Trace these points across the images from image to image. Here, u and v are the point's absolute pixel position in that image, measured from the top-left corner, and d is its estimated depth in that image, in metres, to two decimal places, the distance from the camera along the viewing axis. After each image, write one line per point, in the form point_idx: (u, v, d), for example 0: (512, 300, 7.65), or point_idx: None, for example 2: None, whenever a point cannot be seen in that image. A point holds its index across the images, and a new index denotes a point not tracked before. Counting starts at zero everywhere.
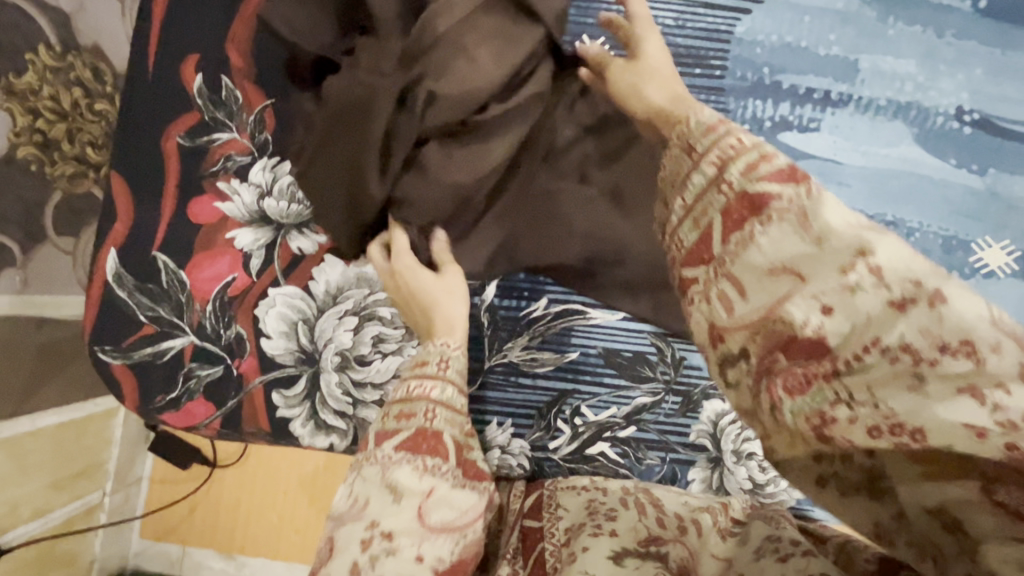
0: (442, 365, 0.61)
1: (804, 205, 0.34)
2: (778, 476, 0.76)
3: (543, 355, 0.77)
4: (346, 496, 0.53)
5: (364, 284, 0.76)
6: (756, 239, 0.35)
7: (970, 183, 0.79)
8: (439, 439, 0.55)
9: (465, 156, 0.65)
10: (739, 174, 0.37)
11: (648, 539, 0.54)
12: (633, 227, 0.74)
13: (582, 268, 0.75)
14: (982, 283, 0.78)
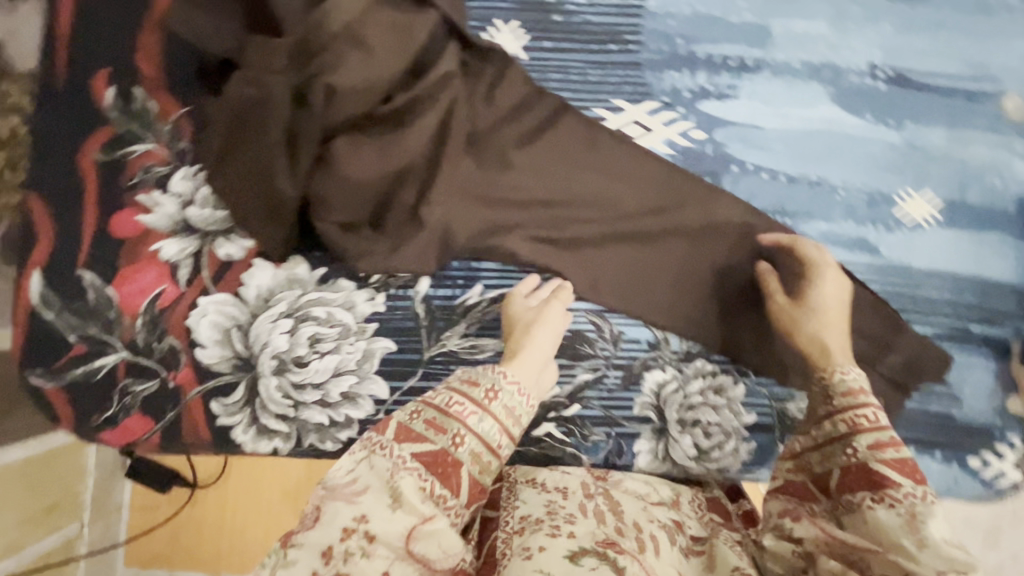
0: (489, 395, 0.58)
1: (915, 503, 0.51)
2: (722, 440, 0.78)
3: (482, 341, 0.77)
4: (347, 471, 0.52)
5: (296, 285, 0.75)
6: (871, 509, 0.53)
7: (888, 137, 0.80)
8: (456, 469, 0.53)
9: (377, 149, 0.66)
10: (865, 447, 0.56)
11: (604, 542, 0.54)
12: (579, 200, 0.77)
13: (533, 247, 0.77)
14: (909, 235, 0.80)
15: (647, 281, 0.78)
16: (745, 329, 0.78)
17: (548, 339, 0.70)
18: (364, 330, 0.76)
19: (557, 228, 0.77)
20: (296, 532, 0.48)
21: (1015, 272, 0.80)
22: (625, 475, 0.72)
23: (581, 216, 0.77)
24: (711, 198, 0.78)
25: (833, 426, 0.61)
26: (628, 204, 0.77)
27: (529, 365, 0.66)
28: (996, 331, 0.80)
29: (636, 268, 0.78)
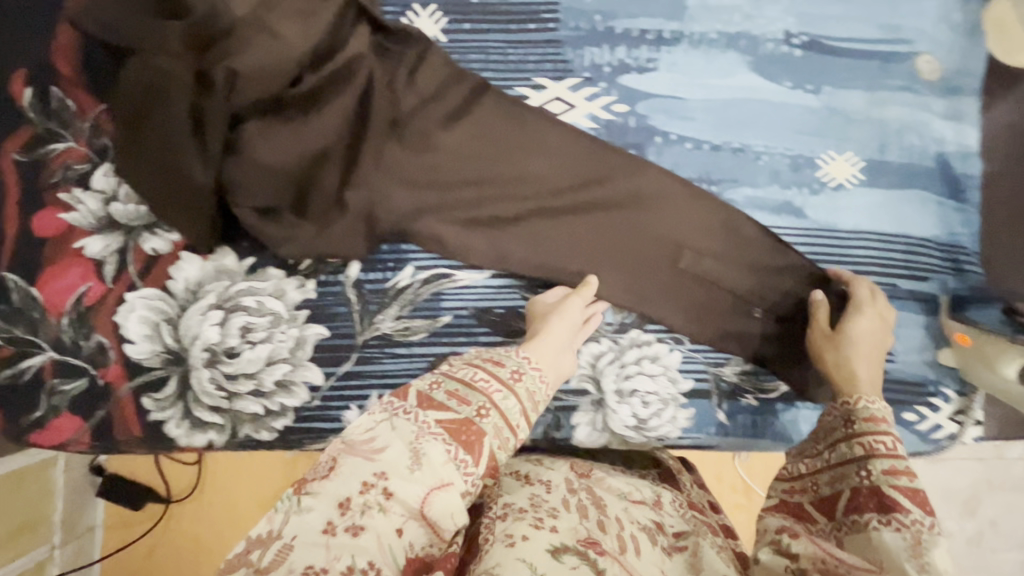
0: (514, 376, 0.58)
1: (922, 532, 0.50)
2: (660, 408, 0.78)
3: (416, 323, 0.77)
4: (367, 429, 0.49)
5: (225, 276, 0.75)
6: (878, 531, 0.52)
7: (808, 102, 0.81)
8: (479, 437, 0.51)
9: (290, 130, 0.67)
10: (881, 471, 0.57)
11: (586, 541, 0.49)
12: (507, 181, 0.77)
13: (464, 230, 0.76)
14: (833, 195, 0.81)
15: (580, 256, 0.78)
16: (678, 299, 0.78)
17: (564, 329, 0.70)
18: (296, 317, 0.76)
19: (488, 208, 0.77)
20: (308, 480, 0.46)
21: (938, 227, 0.82)
22: (606, 473, 0.65)
23: (510, 197, 0.77)
24: (639, 169, 0.78)
25: (851, 447, 0.61)
26: (558, 182, 0.77)
27: (546, 346, 0.66)
28: (924, 285, 0.81)
29: (568, 245, 0.78)
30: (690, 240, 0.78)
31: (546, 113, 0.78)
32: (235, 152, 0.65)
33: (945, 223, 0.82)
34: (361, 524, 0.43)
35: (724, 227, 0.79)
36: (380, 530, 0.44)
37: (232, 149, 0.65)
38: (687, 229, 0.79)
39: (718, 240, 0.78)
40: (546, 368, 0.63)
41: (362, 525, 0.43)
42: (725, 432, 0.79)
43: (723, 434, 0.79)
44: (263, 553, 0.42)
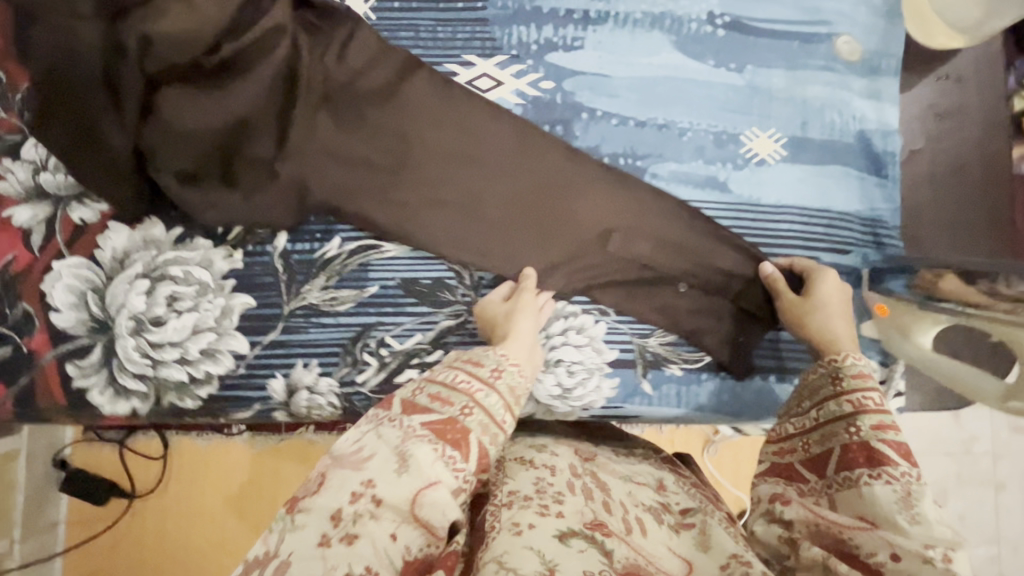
0: (494, 374, 0.59)
1: (910, 483, 0.54)
2: (585, 378, 0.79)
3: (343, 293, 0.78)
4: (353, 440, 0.49)
5: (152, 245, 0.76)
6: (869, 485, 0.55)
7: (730, 80, 0.84)
8: (465, 435, 0.52)
9: (209, 99, 0.69)
10: (869, 427, 0.60)
11: (593, 523, 0.52)
12: (437, 160, 0.78)
13: (393, 207, 0.78)
14: (756, 171, 0.83)
15: (507, 237, 0.80)
16: (601, 272, 0.81)
17: (531, 326, 0.72)
18: (223, 287, 0.76)
19: (418, 187, 0.78)
20: (301, 497, 0.46)
21: (859, 202, 0.84)
22: (609, 458, 0.70)
23: (440, 175, 0.79)
24: (566, 152, 0.81)
25: (837, 405, 0.64)
26: (487, 163, 0.79)
27: (520, 345, 0.68)
28: (845, 258, 0.83)
29: (495, 226, 0.80)
30: (615, 221, 0.81)
31: (480, 97, 0.80)
32: (153, 119, 0.67)
33: (866, 198, 0.84)
34: (355, 532, 0.44)
35: (645, 204, 0.81)
36: (376, 536, 0.44)
37: (150, 116, 0.67)
38: (612, 212, 0.81)
39: (641, 220, 0.81)
40: (520, 361, 0.64)
41: (357, 533, 0.43)
42: (649, 401, 0.80)
43: (647, 404, 0.80)
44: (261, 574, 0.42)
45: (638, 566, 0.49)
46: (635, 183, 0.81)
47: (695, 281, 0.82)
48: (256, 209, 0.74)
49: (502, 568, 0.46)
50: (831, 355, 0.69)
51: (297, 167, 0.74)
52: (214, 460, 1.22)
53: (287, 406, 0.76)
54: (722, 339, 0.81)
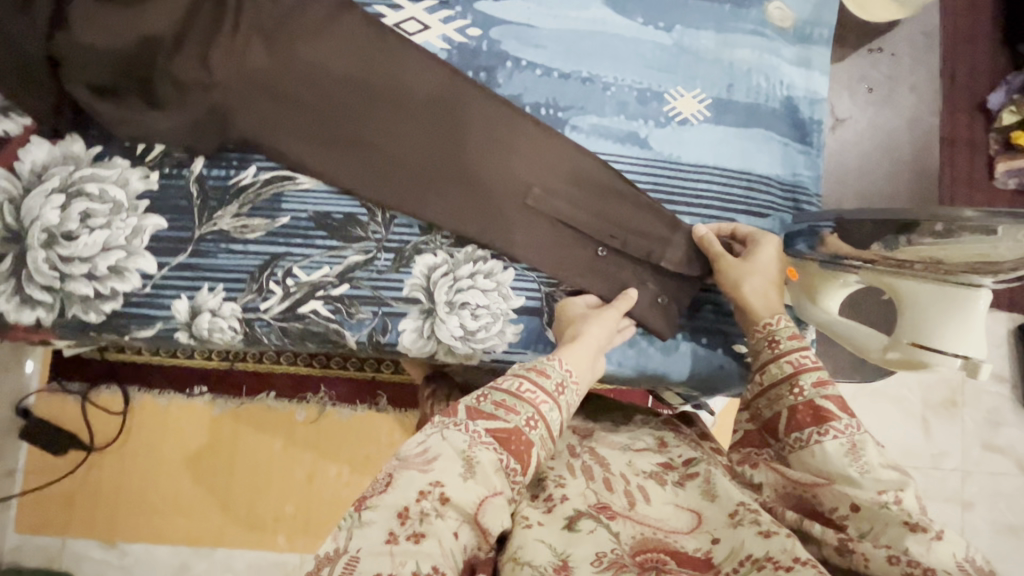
0: (558, 388, 0.61)
1: (852, 433, 0.58)
2: (489, 322, 0.79)
3: (254, 221, 0.79)
4: (417, 442, 0.54)
5: (71, 161, 0.78)
6: (820, 444, 0.58)
7: (658, 38, 0.84)
8: (529, 448, 0.56)
9: (120, 13, 0.71)
10: (811, 386, 0.62)
11: (597, 506, 0.59)
12: (365, 103, 0.79)
13: (317, 146, 0.78)
14: (678, 130, 0.83)
15: (428, 184, 0.79)
16: (517, 222, 0.80)
17: (602, 334, 0.72)
18: (136, 207, 0.78)
19: (343, 126, 0.78)
20: (368, 496, 0.50)
21: (781, 167, 0.84)
22: (608, 433, 0.77)
23: (366, 117, 0.79)
24: (494, 105, 0.81)
25: (778, 367, 0.65)
26: (416, 108, 0.79)
27: (581, 352, 0.68)
28: (763, 222, 0.82)
29: (416, 172, 0.79)
30: (537, 177, 0.80)
31: (411, 42, 0.81)
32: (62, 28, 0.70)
33: (789, 163, 0.84)
34: (422, 531, 0.48)
35: (568, 162, 0.81)
36: (441, 534, 0.48)
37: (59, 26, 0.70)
38: (540, 169, 0.80)
39: (564, 178, 0.81)
40: (582, 377, 0.65)
41: (426, 531, 0.48)
42: (551, 349, 0.80)
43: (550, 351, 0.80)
44: (332, 569, 0.46)
45: (645, 542, 0.55)
46: (558, 137, 0.81)
47: (612, 244, 0.80)
48: (180, 134, 0.75)
49: (518, 564, 0.52)
50: (766, 320, 0.70)
51: (224, 98, 0.75)
52: (173, 419, 1.32)
53: (189, 327, 0.77)
54: (646, 301, 0.80)
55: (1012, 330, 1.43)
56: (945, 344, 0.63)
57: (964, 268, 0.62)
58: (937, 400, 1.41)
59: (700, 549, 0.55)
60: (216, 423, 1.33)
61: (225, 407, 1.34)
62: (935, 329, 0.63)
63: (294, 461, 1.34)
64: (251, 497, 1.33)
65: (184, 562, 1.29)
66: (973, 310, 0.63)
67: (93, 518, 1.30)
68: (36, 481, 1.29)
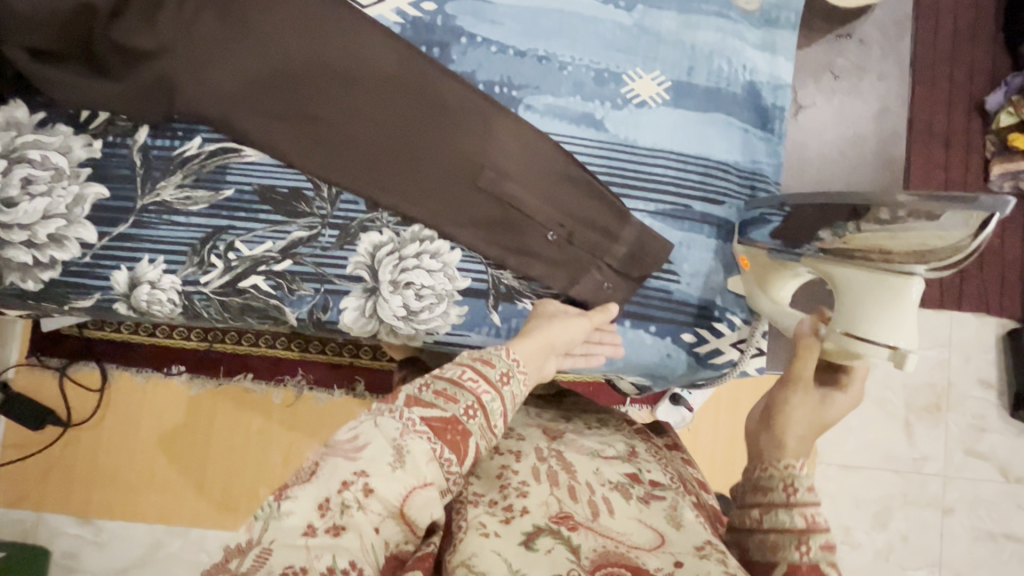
0: (503, 378, 0.59)
1: None
2: (433, 303, 0.78)
3: (197, 193, 0.78)
4: (349, 428, 0.52)
5: (13, 128, 0.77)
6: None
7: (618, 18, 0.82)
8: (465, 438, 0.54)
9: None
10: (819, 548, 0.49)
11: (558, 517, 0.57)
12: (317, 78, 0.77)
13: (266, 121, 0.77)
14: (636, 113, 0.81)
15: (379, 166, 0.78)
16: (466, 203, 0.78)
17: (561, 336, 0.69)
18: (78, 174, 0.77)
19: (294, 101, 0.77)
20: (290, 485, 0.49)
21: (740, 153, 0.81)
22: (579, 436, 0.74)
23: (317, 93, 0.78)
24: (449, 83, 0.79)
25: (786, 513, 0.50)
26: (369, 86, 0.78)
27: (534, 346, 0.66)
28: (719, 210, 0.80)
29: (366, 151, 0.78)
30: (491, 157, 0.78)
31: (364, 15, 0.79)
32: None
33: (748, 150, 0.82)
34: (342, 524, 0.47)
35: (523, 143, 0.79)
36: (362, 529, 0.48)
37: None
38: (495, 151, 0.79)
39: (518, 160, 0.79)
40: (529, 369, 0.63)
41: (345, 524, 0.47)
42: (495, 333, 0.79)
43: (494, 335, 0.79)
44: (242, 561, 0.45)
45: (606, 555, 0.54)
46: (512, 116, 0.79)
47: (562, 232, 0.78)
48: (125, 105, 0.74)
49: (470, 571, 0.52)
50: (785, 459, 0.53)
51: (170, 66, 0.74)
52: (150, 398, 1.32)
53: (128, 299, 0.76)
54: (589, 288, 0.79)
55: (1001, 335, 1.40)
56: (878, 335, 0.61)
57: (908, 255, 0.60)
58: (921, 405, 1.37)
59: (661, 568, 0.53)
60: (193, 403, 1.33)
61: (202, 387, 1.33)
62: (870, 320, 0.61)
63: (271, 441, 1.33)
64: (227, 477, 1.32)
65: (158, 540, 1.29)
66: (907, 299, 0.61)
67: (68, 494, 1.30)
68: (11, 455, 1.30)
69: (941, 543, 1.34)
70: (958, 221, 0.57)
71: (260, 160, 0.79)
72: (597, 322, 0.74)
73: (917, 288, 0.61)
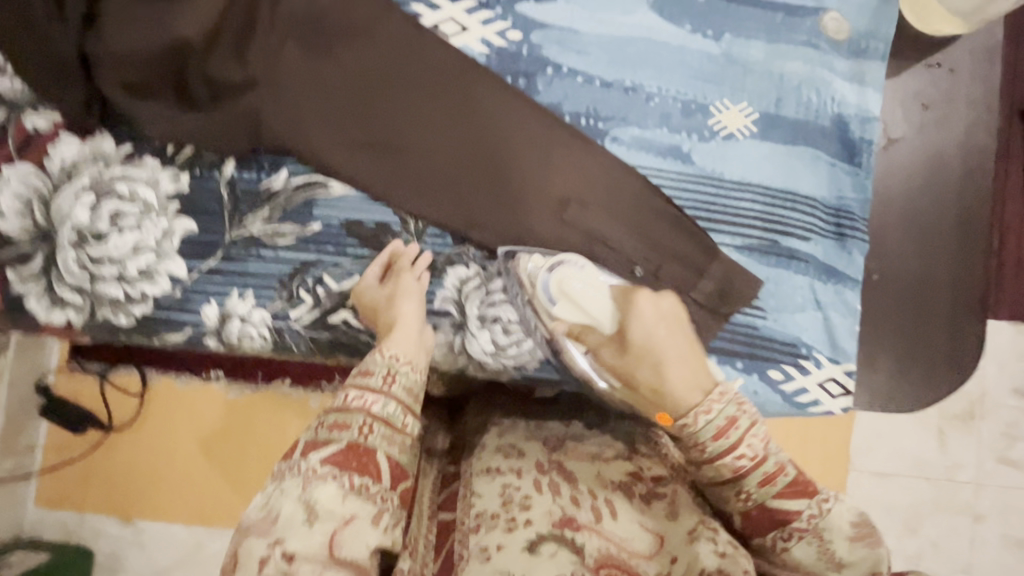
0: (387, 379, 0.59)
1: (817, 523, 0.50)
2: (521, 338, 0.78)
3: (285, 227, 0.77)
4: (260, 506, 0.51)
5: (101, 161, 0.76)
6: (787, 550, 0.51)
7: (706, 47, 0.81)
8: (370, 457, 0.53)
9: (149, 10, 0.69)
10: (756, 487, 0.52)
11: (562, 522, 0.55)
12: (400, 106, 0.76)
13: (349, 151, 0.76)
14: (722, 145, 0.80)
15: (462, 193, 0.77)
16: (552, 237, 0.77)
17: (415, 309, 0.71)
18: (167, 209, 0.76)
19: (376, 130, 0.76)
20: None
21: (827, 189, 0.80)
22: (578, 441, 0.68)
23: (399, 120, 0.76)
24: (531, 113, 0.78)
25: (715, 472, 0.53)
26: (450, 114, 0.77)
27: (402, 337, 0.66)
28: (806, 245, 0.80)
29: (448, 180, 0.77)
30: (575, 190, 0.78)
31: (448, 43, 0.78)
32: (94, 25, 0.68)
33: (834, 185, 0.81)
34: None
35: (608, 176, 0.78)
36: None
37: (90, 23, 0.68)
38: (580, 183, 0.78)
39: (604, 193, 0.78)
40: (410, 358, 0.63)
41: None
42: None
43: None
44: None
45: (608, 557, 0.53)
46: (596, 148, 0.78)
47: (648, 265, 0.78)
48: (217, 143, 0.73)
49: None
50: (682, 418, 0.56)
51: (261, 100, 0.73)
52: (192, 400, 1.19)
53: (219, 333, 0.76)
54: None
55: None
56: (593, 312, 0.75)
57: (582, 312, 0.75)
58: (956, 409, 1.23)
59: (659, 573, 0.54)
60: (233, 406, 1.19)
61: (240, 391, 1.19)
62: (586, 313, 0.75)
63: None
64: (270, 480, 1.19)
65: (198, 542, 1.18)
66: (554, 286, 0.75)
67: (112, 495, 1.19)
68: (55, 459, 1.19)
69: (972, 551, 1.17)
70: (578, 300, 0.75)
71: (346, 194, 0.79)
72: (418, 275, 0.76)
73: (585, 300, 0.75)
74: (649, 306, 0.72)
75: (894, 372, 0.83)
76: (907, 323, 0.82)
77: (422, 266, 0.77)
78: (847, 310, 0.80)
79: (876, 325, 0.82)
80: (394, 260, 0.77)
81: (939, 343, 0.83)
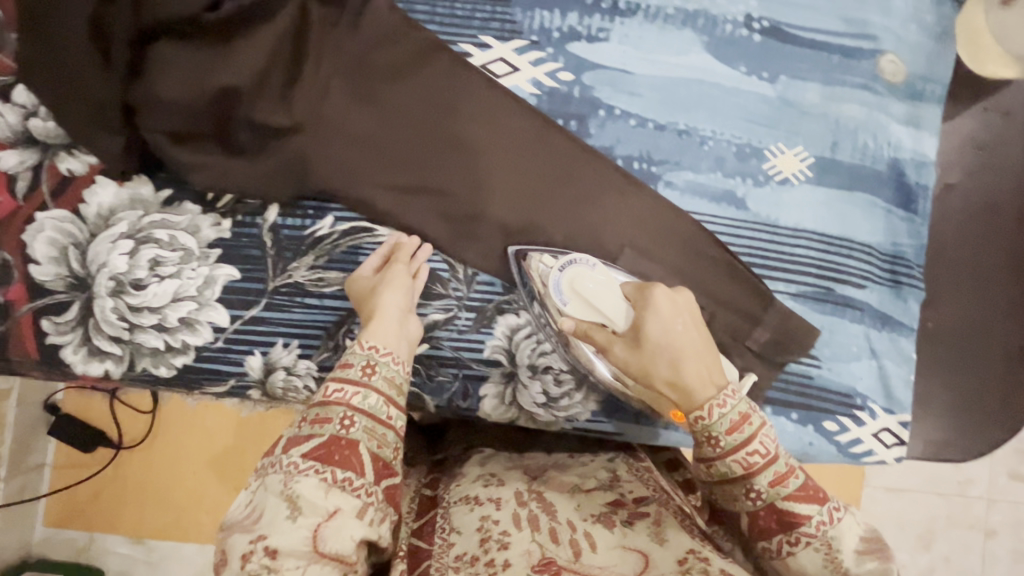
0: (366, 371, 0.53)
1: (827, 532, 0.48)
2: (572, 389, 0.76)
3: (330, 275, 0.75)
4: (245, 504, 0.47)
5: (139, 205, 0.74)
6: (793, 555, 0.49)
7: (761, 90, 0.79)
8: (354, 450, 0.48)
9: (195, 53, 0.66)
10: (767, 485, 0.50)
11: (541, 565, 0.46)
12: (448, 151, 0.74)
13: (397, 198, 0.74)
14: (778, 190, 0.78)
15: (513, 241, 0.75)
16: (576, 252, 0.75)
17: (397, 299, 0.66)
18: (207, 256, 0.74)
19: (424, 175, 0.73)
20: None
21: (882, 235, 0.79)
22: (559, 472, 0.66)
23: (448, 166, 0.74)
24: (583, 157, 0.76)
25: (726, 466, 0.52)
26: (499, 160, 0.74)
27: (388, 323, 0.61)
28: (861, 292, 0.78)
29: (498, 227, 0.75)
30: (629, 236, 0.76)
31: (499, 85, 0.76)
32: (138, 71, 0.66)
33: (889, 231, 0.79)
34: None
35: (660, 221, 0.76)
36: None
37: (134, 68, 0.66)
38: (635, 229, 0.76)
39: (656, 238, 0.76)
40: (395, 349, 0.58)
41: None
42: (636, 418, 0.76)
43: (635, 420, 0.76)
44: None
45: None
46: (650, 194, 0.76)
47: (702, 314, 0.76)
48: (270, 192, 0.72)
49: None
50: (695, 411, 0.55)
51: (306, 146, 0.71)
52: (203, 420, 1.09)
53: (263, 384, 0.74)
54: None
55: None
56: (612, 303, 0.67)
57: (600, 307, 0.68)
58: None
59: None
60: (244, 423, 1.09)
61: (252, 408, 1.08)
62: (599, 313, 0.68)
63: None
64: None
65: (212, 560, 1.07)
66: (567, 284, 0.70)
67: (120, 513, 1.08)
68: (62, 481, 1.08)
69: (982, 568, 1.13)
70: (597, 295, 0.68)
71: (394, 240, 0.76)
72: (413, 270, 0.72)
73: (599, 293, 0.68)
74: (665, 299, 0.63)
75: (947, 418, 0.81)
76: (959, 370, 0.81)
77: (422, 257, 0.73)
78: (902, 358, 0.79)
79: (928, 372, 0.81)
80: (395, 252, 0.73)
81: (992, 388, 0.82)
